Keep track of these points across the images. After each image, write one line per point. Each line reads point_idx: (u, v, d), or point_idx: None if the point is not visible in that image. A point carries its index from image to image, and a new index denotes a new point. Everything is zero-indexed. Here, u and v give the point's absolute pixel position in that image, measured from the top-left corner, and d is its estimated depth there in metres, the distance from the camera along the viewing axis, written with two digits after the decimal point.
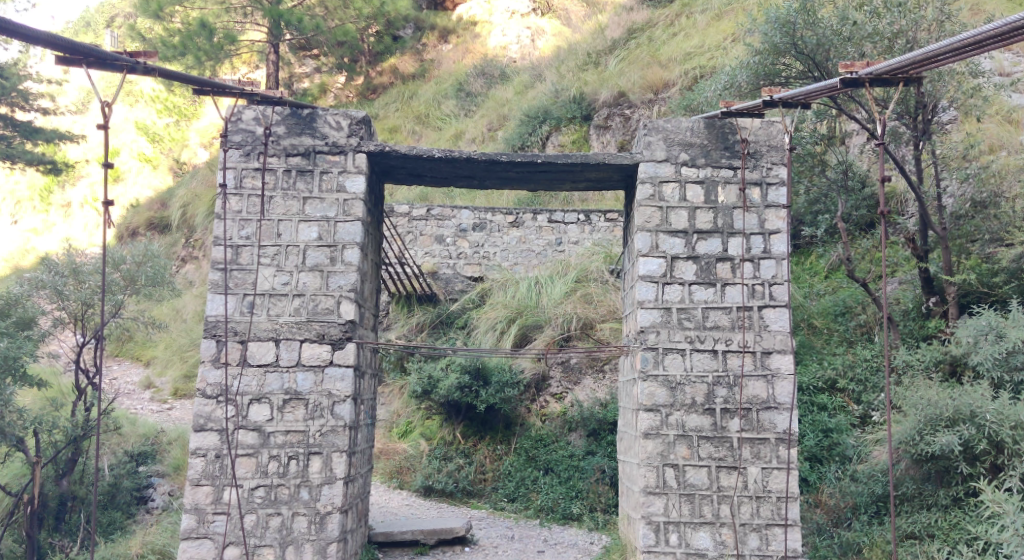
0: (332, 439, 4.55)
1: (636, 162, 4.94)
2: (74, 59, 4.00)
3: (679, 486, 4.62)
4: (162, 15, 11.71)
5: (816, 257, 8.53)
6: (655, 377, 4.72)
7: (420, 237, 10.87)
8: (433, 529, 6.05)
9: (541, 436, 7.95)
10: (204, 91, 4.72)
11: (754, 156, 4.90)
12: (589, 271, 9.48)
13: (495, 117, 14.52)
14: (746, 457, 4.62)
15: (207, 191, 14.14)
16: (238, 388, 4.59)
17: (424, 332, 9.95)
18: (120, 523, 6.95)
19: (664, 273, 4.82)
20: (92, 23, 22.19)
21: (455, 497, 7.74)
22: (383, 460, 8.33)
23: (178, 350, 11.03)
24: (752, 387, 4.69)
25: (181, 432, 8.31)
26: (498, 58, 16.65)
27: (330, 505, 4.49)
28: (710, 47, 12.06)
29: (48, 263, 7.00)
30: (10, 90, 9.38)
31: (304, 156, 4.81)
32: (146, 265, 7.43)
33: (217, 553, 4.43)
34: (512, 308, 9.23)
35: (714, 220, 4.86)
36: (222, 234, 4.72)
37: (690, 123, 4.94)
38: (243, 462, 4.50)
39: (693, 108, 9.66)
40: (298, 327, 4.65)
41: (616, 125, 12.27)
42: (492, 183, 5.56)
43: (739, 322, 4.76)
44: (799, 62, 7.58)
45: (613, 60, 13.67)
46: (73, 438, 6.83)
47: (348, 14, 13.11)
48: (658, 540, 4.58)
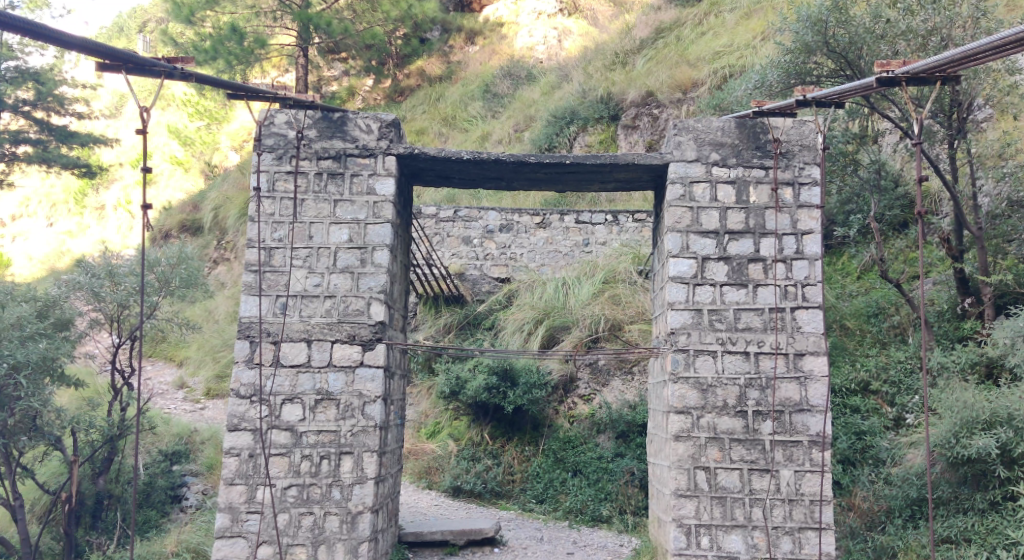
0: (363, 439, 4.58)
1: (666, 162, 4.91)
2: (113, 65, 4.06)
3: (710, 489, 4.58)
4: (194, 20, 11.80)
5: (848, 257, 8.42)
6: (686, 379, 4.69)
7: (447, 238, 10.90)
8: (462, 529, 6.06)
9: (570, 437, 7.94)
10: (239, 96, 4.77)
11: (787, 156, 4.86)
12: (618, 271, 9.46)
13: (522, 117, 14.53)
14: (779, 460, 4.58)
15: (239, 193, 14.29)
16: (271, 389, 4.62)
17: (452, 333, 9.98)
18: (155, 522, 7.03)
19: (694, 274, 4.79)
20: (124, 28, 22.77)
21: (483, 498, 7.76)
22: (411, 460, 8.34)
23: (212, 351, 11.16)
24: (785, 389, 4.65)
25: (213, 432, 8.40)
26: (525, 59, 16.65)
27: (362, 505, 4.52)
28: (739, 46, 11.98)
29: (86, 265, 7.12)
30: (47, 95, 9.53)
31: (335, 160, 4.85)
32: (180, 266, 7.50)
33: (250, 552, 4.47)
34: (540, 309, 9.24)
35: (746, 220, 4.82)
36: (255, 236, 4.76)
37: (721, 123, 4.91)
38: (276, 461, 4.55)
39: (721, 107, 9.60)
40: (329, 328, 4.68)
41: (644, 125, 12.27)
42: (520, 184, 5.56)
43: (772, 323, 4.72)
44: (830, 60, 7.52)
45: (641, 60, 13.62)
46: (109, 438, 6.90)
47: (377, 17, 13.23)
48: (689, 543, 4.56)
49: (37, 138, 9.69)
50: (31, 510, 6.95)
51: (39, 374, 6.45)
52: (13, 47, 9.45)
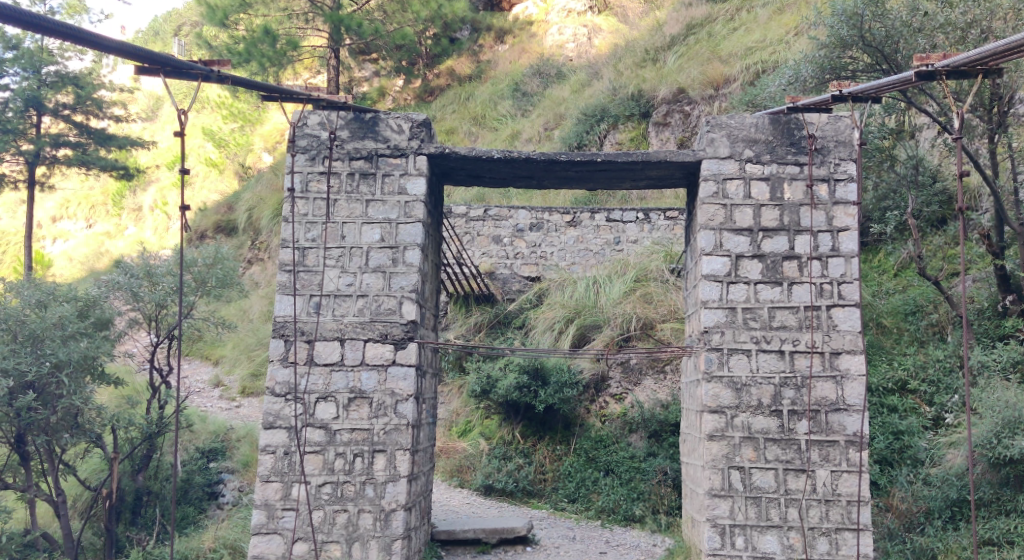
0: (396, 438, 4.61)
1: (698, 159, 4.87)
2: (152, 69, 4.13)
3: (745, 489, 4.54)
4: (227, 23, 11.90)
5: (885, 255, 8.28)
6: (720, 378, 4.65)
7: (477, 237, 10.93)
8: (495, 528, 6.06)
9: (602, 437, 7.92)
10: (273, 98, 4.82)
11: (822, 152, 4.79)
12: (649, 270, 9.42)
13: (552, 116, 14.50)
14: (815, 460, 4.53)
15: (272, 194, 14.44)
16: (306, 387, 4.67)
17: (482, 331, 9.99)
18: (193, 518, 7.14)
19: (728, 273, 4.74)
20: (159, 32, 23.39)
21: (515, 497, 7.77)
22: (443, 458, 8.37)
23: (246, 350, 11.32)
24: (820, 388, 4.59)
25: (250, 430, 8.46)
26: (554, 57, 16.64)
27: (395, 503, 4.54)
28: (772, 41, 11.84)
29: (125, 266, 7.25)
30: (86, 99, 9.72)
31: (367, 160, 4.89)
32: (216, 266, 7.60)
33: (286, 549, 4.51)
34: (571, 308, 9.22)
35: (781, 218, 4.76)
36: (289, 237, 4.81)
37: (755, 119, 4.85)
38: (311, 459, 4.59)
39: (754, 103, 9.49)
40: (362, 327, 4.72)
41: (676, 122, 12.23)
42: (550, 183, 5.56)
43: (807, 321, 4.66)
44: (866, 55, 7.42)
45: (672, 56, 13.53)
46: (149, 435, 7.03)
47: (406, 17, 13.33)
48: (724, 543, 4.52)
49: (76, 141, 9.91)
50: (74, 506, 7.12)
51: (80, 372, 6.55)
52: (54, 52, 9.67)
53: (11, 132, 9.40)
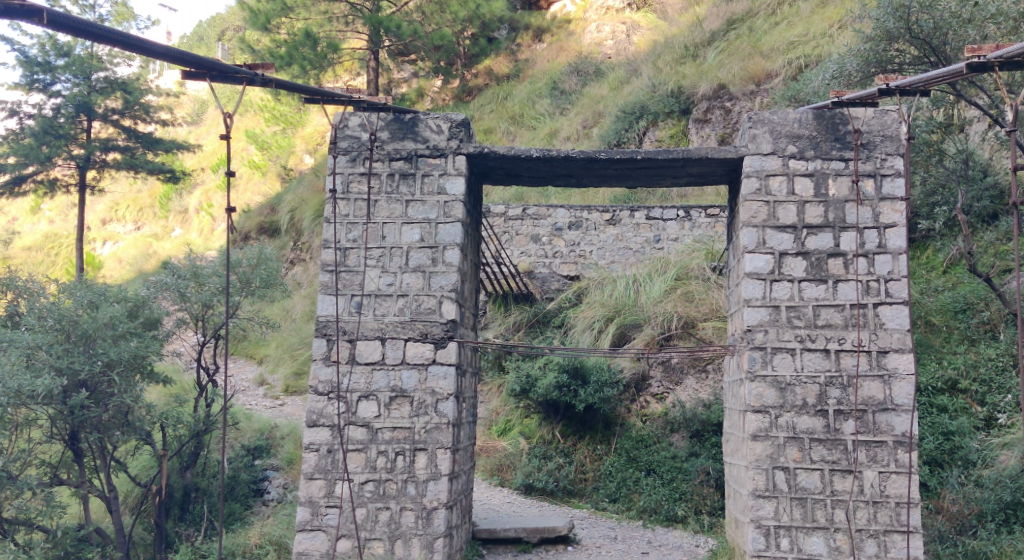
0: (437, 436, 4.63)
1: (740, 155, 4.80)
2: (198, 73, 4.20)
3: (790, 490, 4.48)
4: (270, 27, 12.07)
5: (933, 251, 8.08)
6: (764, 377, 4.59)
7: (516, 236, 10.91)
8: (536, 527, 6.03)
9: (643, 437, 7.87)
10: (315, 100, 4.87)
11: (867, 147, 4.70)
12: (690, 268, 9.34)
13: (591, 114, 14.44)
14: (862, 461, 4.44)
15: (314, 195, 14.63)
16: (348, 386, 4.71)
17: (521, 330, 10.00)
18: (240, 514, 7.23)
19: (771, 270, 4.68)
20: (205, 38, 23.94)
21: (556, 496, 7.75)
22: (483, 457, 8.41)
23: (290, 349, 11.50)
24: (867, 388, 4.50)
25: (292, 429, 8.66)
26: (593, 55, 16.59)
27: (436, 501, 4.57)
28: (815, 35, 11.65)
29: (173, 267, 7.41)
30: (134, 104, 9.96)
31: (407, 160, 4.92)
32: (260, 267, 7.70)
33: (331, 546, 4.56)
34: (611, 307, 9.18)
35: (825, 214, 4.68)
36: (331, 237, 4.86)
37: (798, 114, 4.77)
38: (353, 456, 4.64)
39: (796, 98, 9.36)
40: (402, 327, 4.75)
41: (716, 118, 12.13)
42: (590, 181, 5.54)
43: (854, 320, 4.57)
44: (913, 47, 7.26)
45: (712, 52, 13.39)
46: (196, 433, 7.18)
47: (445, 18, 13.45)
48: (769, 545, 4.46)
49: (125, 145, 10.17)
50: (126, 502, 7.32)
51: (130, 371, 6.69)
52: (103, 58, 9.93)
53: (63, 137, 9.68)
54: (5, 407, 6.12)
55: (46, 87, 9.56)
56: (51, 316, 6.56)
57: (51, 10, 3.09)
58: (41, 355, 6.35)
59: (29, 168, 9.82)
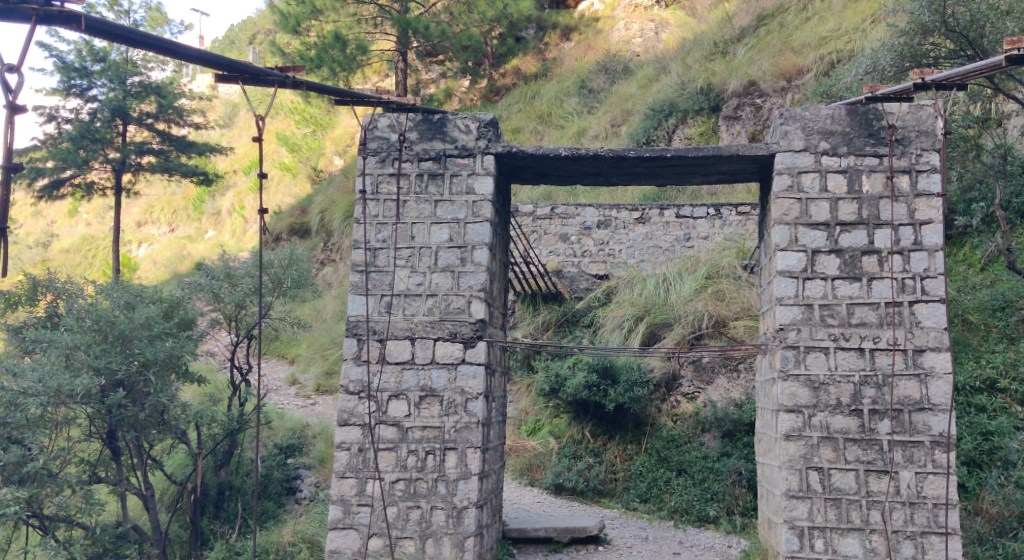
0: (467, 435, 4.65)
1: (772, 152, 4.74)
2: (230, 76, 4.24)
3: (824, 490, 4.42)
4: (300, 30, 12.22)
5: (970, 248, 7.93)
6: (797, 376, 4.53)
7: (544, 236, 10.88)
8: (566, 527, 6.02)
9: (674, 437, 7.83)
10: (344, 101, 4.91)
11: (902, 143, 4.62)
12: (721, 266, 9.27)
13: (619, 112, 14.37)
14: (899, 461, 4.37)
15: (343, 197, 14.76)
16: (378, 385, 4.74)
17: (550, 330, 9.98)
18: (273, 512, 7.32)
19: (804, 268, 4.62)
20: (236, 41, 24.27)
21: (586, 496, 7.73)
22: (513, 457, 8.42)
23: (321, 349, 11.61)
24: (903, 387, 4.42)
25: (323, 427, 8.75)
26: (621, 52, 16.53)
27: (467, 500, 4.59)
28: (848, 30, 11.50)
29: (207, 268, 7.51)
30: (167, 107, 10.13)
31: (435, 161, 4.94)
32: (291, 268, 7.78)
33: (362, 544, 4.60)
34: (641, 305, 9.14)
35: (859, 211, 4.61)
36: (361, 238, 4.89)
37: (830, 110, 4.71)
38: (384, 455, 4.66)
39: (829, 94, 9.24)
40: (431, 326, 4.77)
41: (747, 115, 12.03)
42: (619, 179, 5.51)
43: (889, 318, 4.50)
44: (949, 41, 7.13)
45: (742, 49, 13.26)
46: (230, 431, 7.28)
47: (473, 18, 13.57)
48: (803, 546, 4.41)
49: (160, 148, 10.35)
50: (162, 499, 7.44)
51: (165, 371, 6.78)
52: (138, 63, 10.11)
53: (99, 141, 9.88)
54: (45, 406, 6.21)
55: (82, 92, 9.78)
56: (89, 316, 6.69)
57: (89, 16, 3.14)
58: (79, 355, 6.47)
59: (66, 172, 9.98)
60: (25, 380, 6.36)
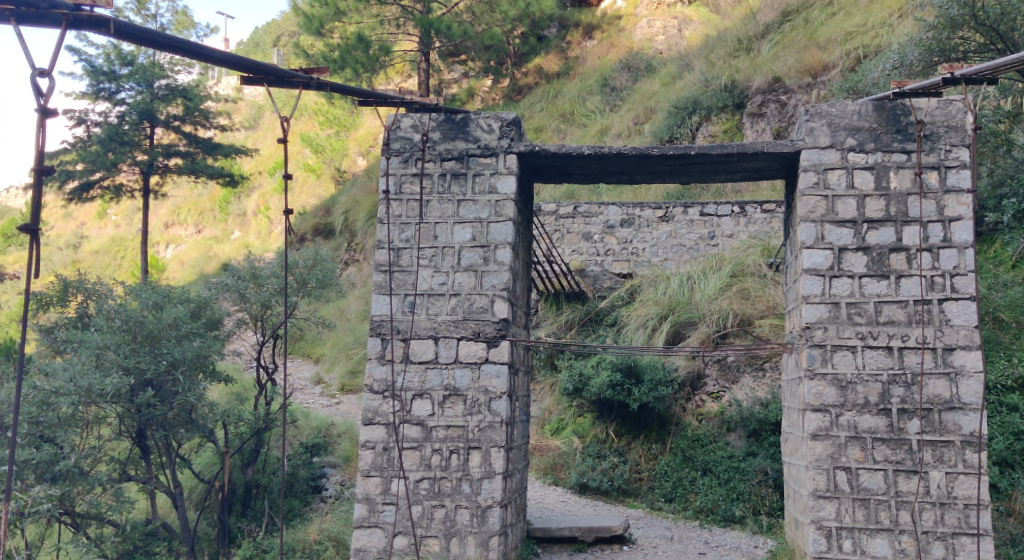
0: (491, 435, 4.66)
1: (797, 149, 4.70)
2: (256, 78, 4.28)
3: (852, 490, 4.37)
4: (323, 32, 12.31)
5: (1002, 245, 7.78)
6: (824, 375, 4.49)
7: (567, 235, 10.86)
8: (591, 526, 6.01)
9: (698, 436, 7.79)
10: (368, 102, 4.94)
11: (931, 138, 4.56)
12: (746, 264, 9.21)
13: (642, 110, 14.30)
14: (928, 461, 4.31)
15: (367, 197, 14.84)
16: (402, 384, 4.76)
17: (573, 329, 9.97)
18: (299, 510, 7.36)
19: (831, 266, 4.57)
20: (261, 43, 24.52)
21: (610, 496, 7.71)
22: (537, 456, 8.42)
23: (345, 349, 11.69)
24: (933, 386, 4.36)
25: (349, 426, 8.84)
26: (644, 50, 16.45)
27: (491, 499, 4.60)
28: (875, 25, 11.37)
29: (233, 269, 7.59)
30: (194, 110, 10.25)
31: (458, 160, 4.95)
32: (316, 268, 7.83)
33: (387, 542, 4.62)
34: (665, 304, 9.09)
35: (887, 208, 4.55)
36: (385, 238, 4.92)
37: (857, 106, 4.65)
38: (409, 454, 4.68)
39: (855, 90, 9.14)
40: (455, 326, 4.78)
41: (772, 112, 11.89)
42: (642, 177, 5.49)
43: (918, 316, 4.43)
44: (978, 34, 7.01)
45: (766, 45, 13.13)
46: (257, 430, 7.36)
47: (495, 18, 13.61)
48: (831, 546, 4.37)
49: (186, 150, 10.47)
50: (190, 497, 7.54)
51: (193, 370, 6.87)
52: (165, 66, 10.23)
53: (127, 143, 10.02)
54: (77, 405, 6.34)
55: (111, 95, 9.89)
56: (119, 317, 6.81)
57: (118, 20, 3.19)
58: (109, 355, 6.59)
59: (95, 174, 10.15)
60: (57, 380, 6.47)
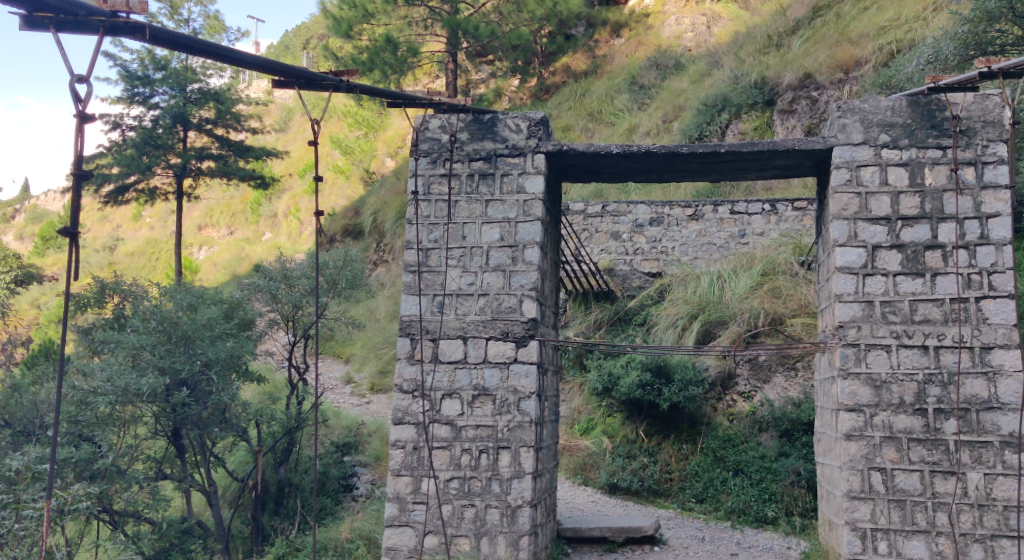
0: (520, 434, 4.66)
1: (829, 146, 4.63)
2: (287, 82, 4.31)
3: (887, 491, 4.30)
4: (352, 34, 12.40)
5: None
6: (857, 375, 4.42)
7: (596, 234, 10.83)
8: (621, 526, 5.98)
9: (730, 436, 7.73)
10: (397, 103, 4.96)
11: (967, 134, 4.47)
12: (777, 263, 9.11)
13: (671, 108, 14.21)
14: (966, 462, 4.23)
15: (395, 198, 14.94)
16: (432, 384, 4.78)
17: (602, 329, 9.94)
18: (331, 509, 7.44)
19: (864, 264, 4.50)
20: (290, 46, 24.76)
21: (641, 496, 7.67)
22: (567, 456, 8.41)
23: (375, 349, 11.78)
24: (970, 386, 4.28)
25: (379, 425, 8.90)
26: (673, 48, 16.34)
27: (521, 499, 4.60)
28: (908, 19, 11.21)
29: (265, 270, 7.69)
30: (225, 113, 10.39)
31: (486, 161, 4.96)
32: (345, 269, 7.90)
33: (418, 541, 4.64)
34: (695, 303, 9.03)
35: (921, 205, 4.48)
36: (413, 238, 4.94)
37: (890, 101, 4.58)
38: (439, 454, 4.71)
39: (889, 85, 8.99)
40: (483, 325, 4.80)
41: (803, 108, 11.73)
42: (671, 176, 5.46)
43: (954, 314, 4.35)
44: (1016, 27, 6.90)
45: (797, 41, 12.94)
46: (289, 430, 7.49)
47: (522, 18, 13.62)
48: (865, 548, 4.30)
49: (218, 153, 10.62)
50: (224, 496, 7.66)
51: (227, 370, 6.97)
52: (197, 70, 10.36)
53: (161, 147, 10.17)
54: (114, 404, 6.46)
55: (145, 99, 10.06)
56: (154, 317, 6.94)
57: (152, 26, 3.25)
58: (146, 355, 6.72)
59: (130, 178, 10.35)
60: (95, 380, 6.61)
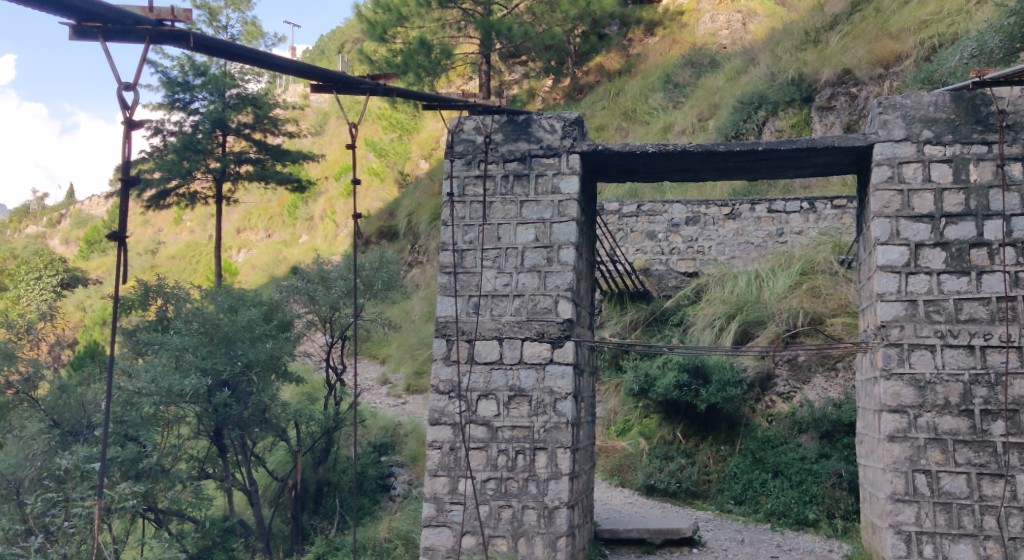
0: (557, 435, 4.66)
1: (870, 143, 4.55)
2: (327, 87, 4.37)
3: (933, 494, 4.22)
4: (386, 38, 12.50)
5: None
6: (901, 375, 4.34)
7: (631, 234, 10.79)
8: (659, 528, 5.93)
9: (769, 437, 7.66)
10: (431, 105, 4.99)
11: (1014, 129, 4.37)
12: (817, 261, 8.97)
13: (706, 106, 14.08)
14: (1015, 464, 4.13)
15: (429, 199, 15.02)
16: (468, 385, 4.80)
17: (638, 329, 9.89)
18: (368, 508, 7.55)
19: (907, 263, 4.41)
20: (325, 50, 25.02)
21: (678, 497, 7.61)
22: (603, 457, 8.37)
23: (411, 350, 11.86)
24: (1019, 386, 4.18)
25: (415, 426, 8.95)
26: (708, 45, 16.17)
27: (558, 500, 4.60)
28: (950, 11, 10.92)
29: (303, 272, 7.79)
30: (263, 118, 10.54)
31: (521, 161, 4.96)
32: (382, 270, 7.98)
33: (456, 541, 4.66)
34: (732, 303, 8.94)
35: (966, 202, 4.38)
36: (449, 240, 4.97)
37: (933, 97, 4.49)
38: (475, 454, 4.72)
39: (932, 80, 8.79)
40: (519, 326, 4.80)
41: (842, 105, 11.61)
42: (708, 175, 5.42)
43: (1001, 313, 4.26)
44: None
45: (835, 36, 12.66)
46: (327, 430, 7.57)
47: (555, 18, 13.61)
48: (910, 552, 4.22)
49: (257, 157, 10.80)
50: (265, 495, 7.77)
51: (267, 371, 7.08)
52: (235, 76, 10.53)
53: (201, 151, 10.33)
54: (158, 404, 6.57)
55: (185, 105, 10.28)
56: (196, 319, 7.07)
57: (196, 33, 3.31)
58: (188, 356, 6.85)
59: (171, 182, 10.54)
60: (140, 380, 6.72)
